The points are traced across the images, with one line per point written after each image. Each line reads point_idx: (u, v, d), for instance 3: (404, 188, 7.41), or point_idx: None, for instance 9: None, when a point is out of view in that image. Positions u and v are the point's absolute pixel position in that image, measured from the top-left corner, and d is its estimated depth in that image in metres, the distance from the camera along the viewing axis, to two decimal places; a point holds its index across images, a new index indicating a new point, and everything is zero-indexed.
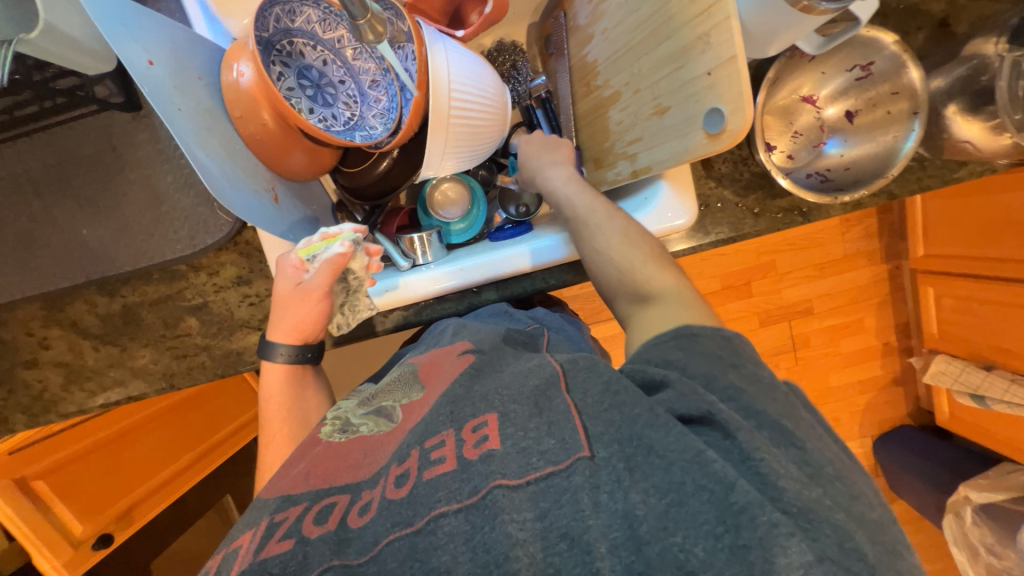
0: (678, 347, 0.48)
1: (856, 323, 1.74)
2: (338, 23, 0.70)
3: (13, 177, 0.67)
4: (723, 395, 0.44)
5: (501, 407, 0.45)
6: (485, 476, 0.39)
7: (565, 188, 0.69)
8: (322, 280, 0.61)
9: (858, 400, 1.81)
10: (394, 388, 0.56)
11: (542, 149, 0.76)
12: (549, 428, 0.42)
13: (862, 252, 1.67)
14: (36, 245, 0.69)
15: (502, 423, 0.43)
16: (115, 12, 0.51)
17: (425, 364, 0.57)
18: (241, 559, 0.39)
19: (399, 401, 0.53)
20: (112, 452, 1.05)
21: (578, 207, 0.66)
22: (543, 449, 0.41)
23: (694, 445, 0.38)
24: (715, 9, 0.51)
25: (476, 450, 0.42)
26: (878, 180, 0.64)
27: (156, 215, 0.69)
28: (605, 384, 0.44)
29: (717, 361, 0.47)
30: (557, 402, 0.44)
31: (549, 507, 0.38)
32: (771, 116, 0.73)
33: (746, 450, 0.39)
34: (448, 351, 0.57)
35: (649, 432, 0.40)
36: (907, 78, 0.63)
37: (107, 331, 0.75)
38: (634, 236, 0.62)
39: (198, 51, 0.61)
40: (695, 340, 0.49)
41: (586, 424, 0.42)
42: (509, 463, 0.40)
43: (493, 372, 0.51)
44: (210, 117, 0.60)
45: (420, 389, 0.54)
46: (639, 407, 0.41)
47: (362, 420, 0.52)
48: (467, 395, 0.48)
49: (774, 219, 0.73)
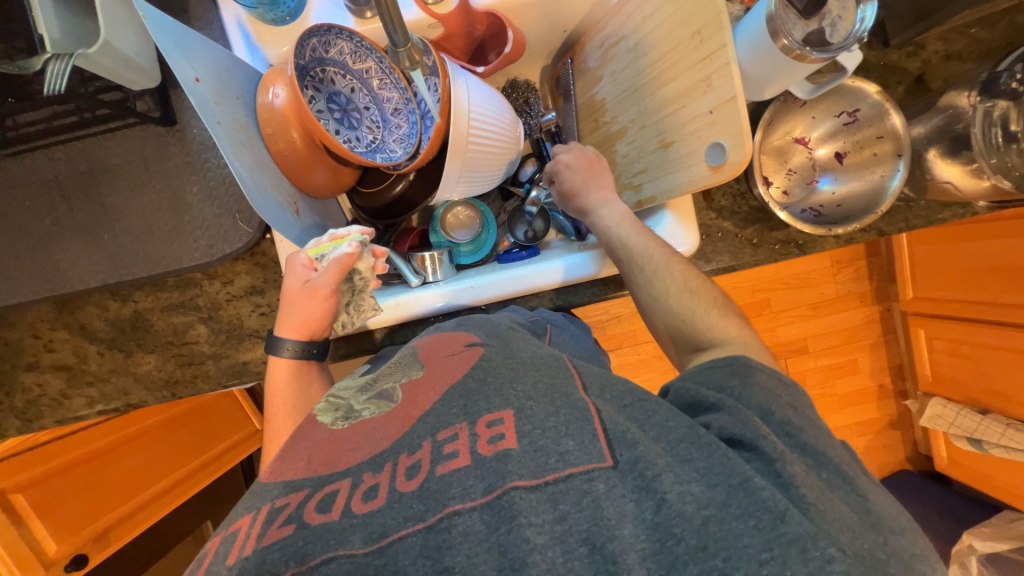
0: (733, 375, 0.50)
1: (850, 363, 1.76)
2: (368, 56, 0.74)
3: (44, 182, 0.70)
4: (779, 429, 0.46)
5: (517, 403, 0.45)
6: (501, 475, 0.39)
7: (619, 231, 0.68)
8: (330, 278, 0.63)
9: (856, 442, 1.79)
10: (394, 370, 0.57)
11: (585, 179, 0.74)
12: (568, 429, 0.43)
13: (853, 293, 1.71)
14: (57, 248, 0.70)
15: (518, 420, 0.43)
16: (170, 34, 0.55)
17: (426, 346, 0.59)
18: (240, 545, 0.38)
19: (399, 381, 0.54)
20: (97, 466, 1.02)
21: (635, 251, 0.66)
22: (563, 450, 0.41)
23: (742, 471, 0.40)
24: (716, 56, 0.57)
25: (491, 447, 0.42)
26: (869, 216, 0.68)
27: (178, 223, 0.71)
28: (627, 394, 0.48)
29: (774, 395, 0.48)
30: (576, 400, 0.46)
31: (569, 509, 0.39)
32: (767, 156, 0.78)
33: (785, 475, 0.41)
34: (452, 338, 0.59)
35: (695, 454, 0.42)
36: (890, 124, 0.69)
37: (115, 336, 0.75)
38: (694, 283, 0.62)
39: (238, 73, 0.66)
40: (751, 371, 0.50)
41: (606, 427, 0.43)
42: (526, 463, 0.40)
43: (502, 360, 0.52)
44: (244, 132, 0.63)
45: (419, 367, 0.55)
46: (677, 422, 0.45)
47: (365, 405, 0.52)
48: (481, 388, 0.47)
49: (771, 250, 0.77)
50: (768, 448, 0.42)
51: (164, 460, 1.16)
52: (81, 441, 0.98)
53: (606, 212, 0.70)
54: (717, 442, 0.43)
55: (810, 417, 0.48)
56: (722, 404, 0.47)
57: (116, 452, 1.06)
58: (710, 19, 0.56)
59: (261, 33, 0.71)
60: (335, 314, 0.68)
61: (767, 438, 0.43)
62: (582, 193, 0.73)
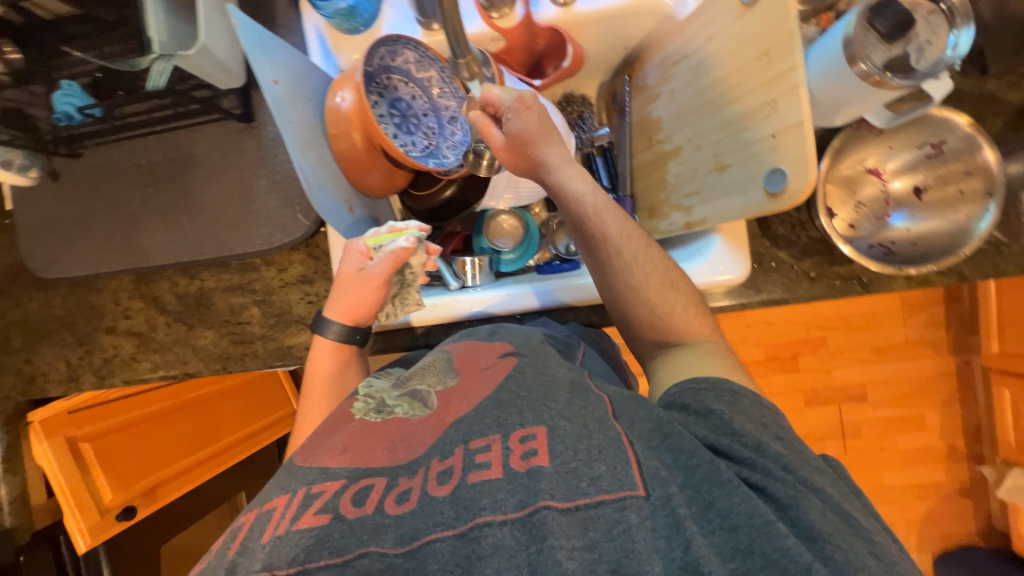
0: (719, 400, 0.50)
1: (915, 418, 1.59)
2: (431, 66, 0.77)
3: (138, 167, 0.78)
4: (779, 464, 0.45)
5: (550, 421, 0.45)
6: (533, 493, 0.39)
7: (593, 209, 0.61)
8: (383, 268, 0.64)
9: (917, 506, 1.62)
10: (429, 373, 0.58)
11: (549, 137, 0.62)
12: (601, 454, 0.42)
13: (925, 340, 1.56)
14: (142, 225, 0.78)
15: (552, 438, 0.43)
16: (258, 38, 0.61)
17: (461, 355, 0.60)
18: (273, 524, 0.41)
19: (433, 386, 0.55)
20: (149, 429, 1.11)
21: (610, 235, 0.61)
22: (595, 475, 0.41)
23: (762, 514, 0.39)
24: (784, 78, 0.54)
25: (524, 462, 0.41)
26: (949, 258, 0.63)
27: (246, 211, 0.77)
28: (654, 425, 0.47)
29: (758, 425, 0.48)
30: (610, 429, 0.45)
31: (598, 537, 0.38)
32: (835, 185, 0.71)
33: (815, 532, 0.39)
34: (489, 349, 0.60)
35: (718, 494, 0.41)
36: (981, 158, 0.64)
37: (181, 310, 0.82)
38: (673, 277, 0.62)
39: (313, 77, 0.71)
40: (736, 398, 0.51)
41: (639, 459, 0.42)
42: (557, 485, 0.40)
43: (534, 374, 0.52)
44: (312, 132, 0.68)
45: (455, 376, 0.56)
46: (699, 458, 0.43)
47: (397, 401, 0.54)
48: (515, 400, 0.48)
49: (831, 285, 0.71)
50: (781, 495, 0.42)
51: (204, 429, 1.24)
52: (129, 406, 1.07)
53: (575, 184, 0.62)
54: (736, 480, 0.42)
55: (795, 447, 0.47)
56: (735, 450, 0.45)
57: (165, 419, 1.14)
58: (780, 40, 0.54)
59: (337, 41, 0.75)
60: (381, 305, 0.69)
61: (782, 483, 0.43)
62: (551, 156, 0.63)
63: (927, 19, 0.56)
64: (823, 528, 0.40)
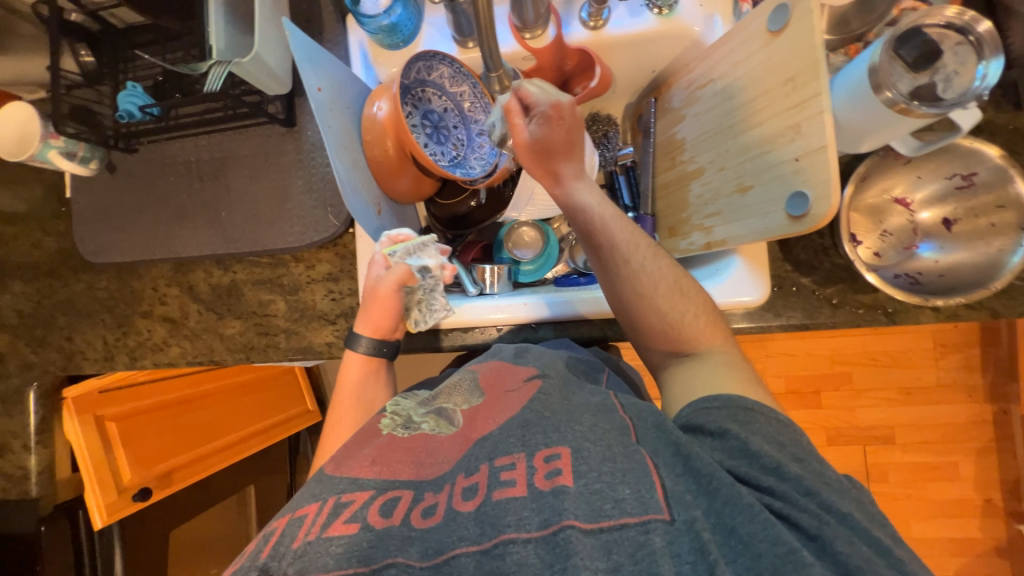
0: (733, 420, 0.50)
1: (947, 466, 1.50)
2: (464, 81, 0.81)
3: (188, 164, 0.84)
4: (799, 487, 0.45)
5: (575, 442, 0.48)
6: (558, 512, 0.42)
7: (601, 216, 0.64)
8: (391, 280, 0.71)
9: (946, 563, 1.52)
10: (455, 392, 0.62)
11: (568, 147, 0.65)
12: (625, 476, 0.45)
13: (958, 384, 1.48)
14: (186, 218, 0.84)
15: (575, 459, 0.46)
16: (307, 49, 0.66)
17: (486, 374, 0.63)
18: (305, 530, 0.45)
19: (460, 406, 0.59)
20: (171, 416, 1.16)
21: (617, 242, 0.63)
22: (619, 497, 0.43)
23: (786, 541, 0.40)
24: (809, 103, 0.55)
25: (549, 482, 0.45)
26: (980, 291, 0.61)
27: (281, 210, 0.82)
28: (675, 448, 0.48)
29: (777, 445, 0.48)
30: (634, 452, 0.47)
31: (622, 560, 0.40)
32: (860, 214, 0.71)
33: (847, 564, 0.40)
34: (513, 371, 0.63)
35: (740, 517, 0.42)
36: (1015, 190, 0.62)
37: (213, 299, 0.86)
38: (685, 286, 0.63)
39: (353, 87, 0.75)
40: (751, 416, 0.51)
41: (665, 482, 0.44)
42: (581, 505, 0.43)
43: (560, 399, 0.55)
44: (348, 137, 0.72)
45: (480, 395, 0.60)
46: (719, 482, 0.44)
47: (424, 417, 0.58)
48: (540, 421, 0.51)
49: (854, 313, 0.70)
50: (807, 520, 0.42)
51: (220, 422, 1.27)
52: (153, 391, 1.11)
53: (584, 191, 0.66)
54: (758, 504, 0.43)
55: (815, 467, 0.47)
56: (756, 478, 0.46)
57: (184, 407, 1.19)
58: (807, 67, 0.55)
59: (377, 55, 0.80)
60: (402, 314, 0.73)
61: (806, 510, 0.43)
62: (566, 167, 0.66)
63: (955, 51, 0.56)
64: (851, 559, 0.40)
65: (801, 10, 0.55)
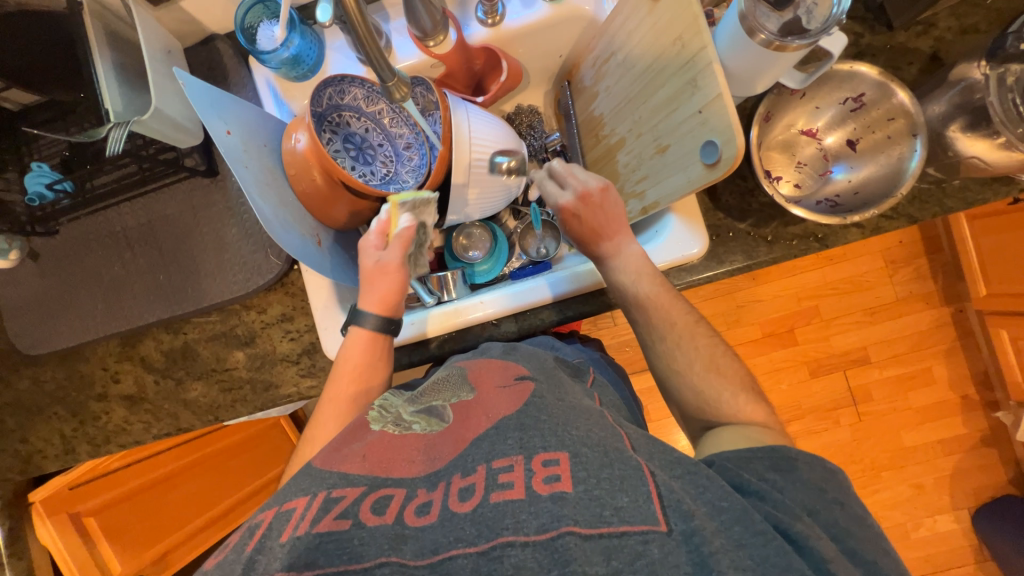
0: (774, 469, 0.52)
1: (921, 373, 1.58)
2: (379, 99, 0.82)
3: (113, 235, 0.81)
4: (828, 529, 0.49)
5: (572, 447, 0.48)
6: (556, 518, 0.42)
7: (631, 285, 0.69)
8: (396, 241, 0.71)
9: (941, 464, 1.58)
10: (442, 389, 0.62)
11: (599, 228, 0.71)
12: (622, 484, 0.45)
13: (915, 294, 1.56)
14: (124, 290, 0.81)
15: (574, 465, 0.46)
16: (207, 96, 0.65)
17: (474, 371, 0.65)
18: (294, 524, 0.45)
19: (449, 400, 0.59)
20: (155, 495, 1.11)
21: (650, 317, 0.68)
22: (618, 506, 0.44)
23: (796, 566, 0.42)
24: (699, 57, 0.58)
25: (548, 487, 0.44)
26: (887, 201, 0.64)
27: (221, 262, 0.80)
28: (673, 459, 0.50)
29: (818, 493, 0.51)
30: (629, 458, 0.47)
31: (621, 565, 0.41)
32: (773, 151, 0.77)
33: None
34: (503, 368, 0.64)
35: (748, 536, 0.44)
36: (897, 100, 0.66)
37: (168, 365, 0.83)
38: (715, 359, 0.66)
39: (268, 125, 0.75)
40: (793, 465, 0.53)
41: (660, 493, 0.45)
42: (582, 510, 0.43)
43: (555, 400, 0.55)
44: (271, 174, 0.72)
45: (470, 389, 0.61)
46: (731, 502, 0.46)
47: (414, 417, 0.58)
48: (537, 424, 0.51)
49: (789, 246, 0.73)
50: (816, 550, 0.45)
51: (210, 491, 1.22)
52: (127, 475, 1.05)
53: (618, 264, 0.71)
54: (771, 531, 0.45)
55: (852, 511, 0.51)
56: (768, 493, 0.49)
57: (168, 484, 1.13)
58: (689, 23, 0.58)
59: (287, 89, 0.80)
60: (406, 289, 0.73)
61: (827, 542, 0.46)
62: (602, 245, 0.71)
63: None
64: None
65: None
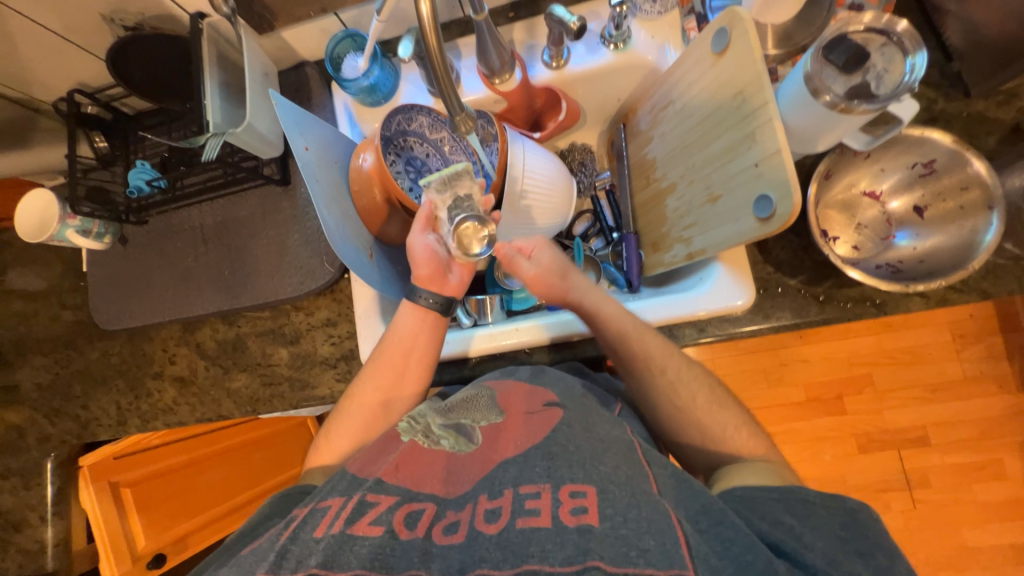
0: (787, 510, 0.50)
1: (991, 465, 1.42)
2: (443, 127, 0.87)
3: (193, 230, 0.89)
4: None
5: (600, 483, 0.47)
6: (583, 551, 0.41)
7: (613, 312, 0.70)
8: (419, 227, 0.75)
9: (1011, 572, 1.40)
10: (472, 407, 0.62)
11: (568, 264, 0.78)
12: (650, 527, 0.43)
13: (987, 375, 1.43)
14: (193, 280, 0.88)
15: (602, 500, 0.45)
16: (293, 116, 0.72)
17: (503, 393, 0.64)
18: (327, 521, 0.47)
19: (478, 422, 0.59)
20: (184, 477, 1.17)
21: (648, 347, 0.67)
22: (645, 547, 0.41)
23: None
24: (760, 112, 0.58)
25: (574, 518, 0.44)
26: (958, 271, 0.61)
27: (281, 263, 0.86)
28: (706, 508, 0.47)
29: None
30: (657, 502, 0.46)
31: None
32: (831, 211, 0.74)
33: None
34: (531, 395, 0.63)
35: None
36: (973, 170, 0.63)
37: (219, 354, 0.89)
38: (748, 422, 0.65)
39: (341, 146, 0.82)
40: (807, 508, 0.50)
41: (689, 539, 0.43)
42: (608, 547, 0.41)
43: (582, 430, 0.54)
44: (337, 189, 0.78)
45: (499, 414, 0.60)
46: (756, 555, 0.43)
47: (443, 432, 0.58)
48: (565, 454, 0.50)
49: (842, 308, 0.70)
50: None
51: (233, 481, 1.27)
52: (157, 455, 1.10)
53: (592, 293, 0.73)
54: None
55: None
56: (800, 554, 0.46)
57: (202, 466, 1.19)
58: (752, 80, 0.59)
59: (362, 112, 0.88)
60: (443, 265, 0.75)
61: None
62: (575, 278, 0.75)
63: (881, 51, 0.60)
64: None
65: (738, 32, 0.60)
